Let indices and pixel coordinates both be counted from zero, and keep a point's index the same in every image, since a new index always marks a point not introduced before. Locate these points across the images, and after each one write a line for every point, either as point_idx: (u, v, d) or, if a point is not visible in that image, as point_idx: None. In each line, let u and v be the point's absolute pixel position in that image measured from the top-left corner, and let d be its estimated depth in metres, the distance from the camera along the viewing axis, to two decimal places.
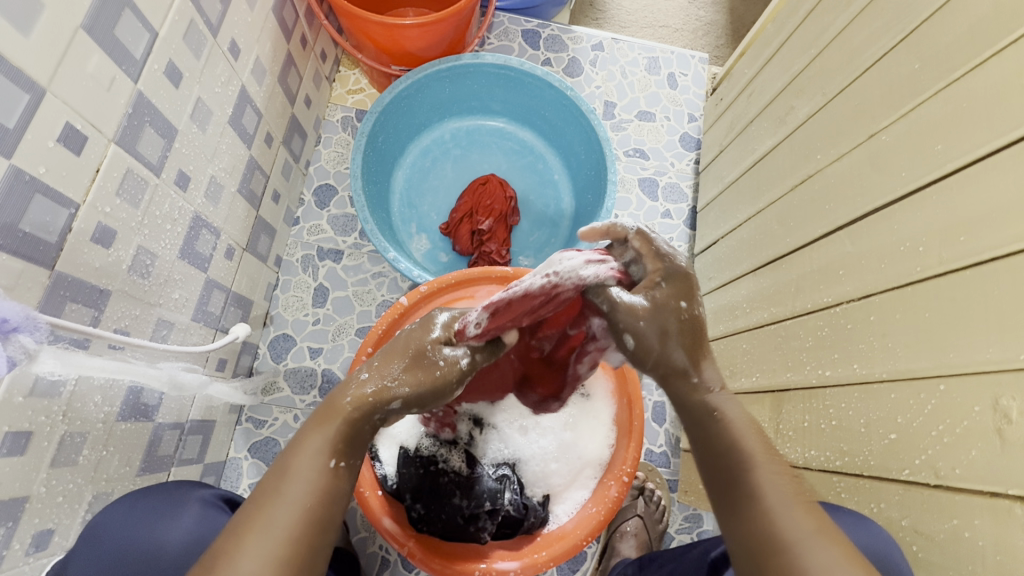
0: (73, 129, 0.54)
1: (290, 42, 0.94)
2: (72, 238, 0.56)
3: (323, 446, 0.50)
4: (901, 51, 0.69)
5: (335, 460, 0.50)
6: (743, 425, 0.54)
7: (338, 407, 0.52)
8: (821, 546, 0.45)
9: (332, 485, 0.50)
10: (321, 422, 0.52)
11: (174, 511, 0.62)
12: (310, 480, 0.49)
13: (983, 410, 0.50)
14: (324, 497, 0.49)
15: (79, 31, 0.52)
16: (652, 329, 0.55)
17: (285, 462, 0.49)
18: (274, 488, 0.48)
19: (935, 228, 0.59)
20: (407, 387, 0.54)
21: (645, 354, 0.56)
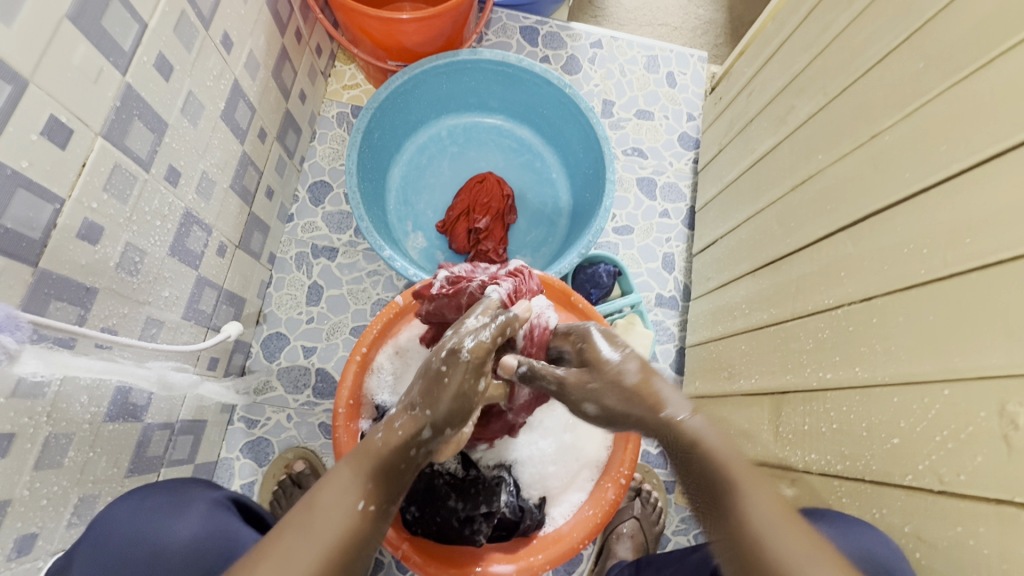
0: (58, 123, 0.52)
1: (285, 36, 0.93)
2: (57, 234, 0.54)
3: (352, 483, 0.49)
4: (905, 51, 0.68)
5: (364, 502, 0.48)
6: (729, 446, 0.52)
7: (369, 445, 0.52)
8: (820, 569, 0.43)
9: (360, 528, 0.47)
10: (355, 459, 0.51)
11: (181, 509, 0.61)
12: (338, 519, 0.47)
13: (989, 416, 0.50)
14: (350, 542, 0.46)
15: (65, 21, 0.51)
16: (597, 392, 0.58)
17: (313, 495, 0.48)
18: (299, 520, 0.46)
19: (939, 231, 0.58)
20: (431, 412, 0.54)
21: (611, 418, 0.57)
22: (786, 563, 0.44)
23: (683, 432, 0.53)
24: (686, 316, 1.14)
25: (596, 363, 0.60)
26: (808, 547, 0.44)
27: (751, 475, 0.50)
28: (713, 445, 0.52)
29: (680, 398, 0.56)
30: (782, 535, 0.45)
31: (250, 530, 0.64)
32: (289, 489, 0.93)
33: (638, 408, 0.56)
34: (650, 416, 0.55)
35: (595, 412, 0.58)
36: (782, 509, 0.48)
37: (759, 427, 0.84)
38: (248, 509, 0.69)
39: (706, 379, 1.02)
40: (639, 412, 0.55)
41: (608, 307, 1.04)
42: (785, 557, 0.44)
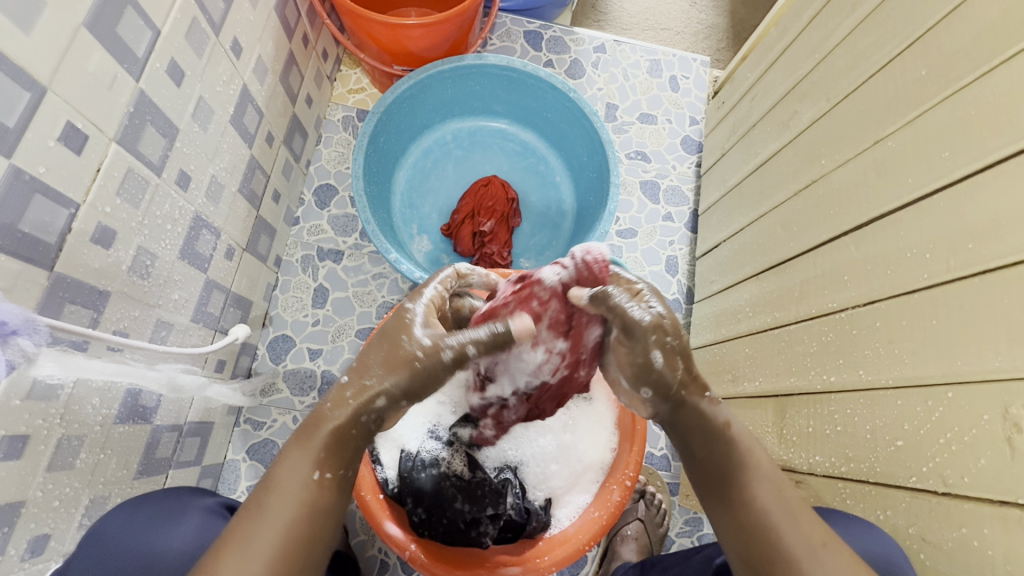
0: (74, 129, 0.53)
1: (292, 41, 0.94)
2: (71, 238, 0.55)
3: (303, 458, 0.50)
4: (908, 58, 0.69)
5: (319, 472, 0.50)
6: (753, 443, 0.56)
7: (319, 417, 0.52)
8: (824, 560, 0.47)
9: (318, 497, 0.49)
10: (299, 439, 0.51)
11: (174, 519, 0.61)
12: (295, 494, 0.48)
13: (992, 419, 0.50)
14: (311, 511, 0.49)
15: (81, 29, 0.52)
16: (648, 365, 0.56)
17: (269, 475, 0.49)
18: (259, 501, 0.48)
19: (942, 235, 0.59)
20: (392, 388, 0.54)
21: (664, 393, 0.57)
22: (794, 551, 0.48)
23: (713, 428, 0.56)
24: (690, 319, 1.15)
25: (641, 338, 0.55)
26: (818, 538, 0.49)
27: (767, 469, 0.54)
28: (736, 440, 0.56)
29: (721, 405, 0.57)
30: (795, 527, 0.50)
31: None
32: None
33: (677, 398, 0.57)
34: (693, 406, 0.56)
35: (652, 392, 0.57)
36: (790, 502, 0.52)
37: (763, 430, 0.85)
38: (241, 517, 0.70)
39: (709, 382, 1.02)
40: (681, 404, 0.57)
41: None
42: (795, 545, 0.48)
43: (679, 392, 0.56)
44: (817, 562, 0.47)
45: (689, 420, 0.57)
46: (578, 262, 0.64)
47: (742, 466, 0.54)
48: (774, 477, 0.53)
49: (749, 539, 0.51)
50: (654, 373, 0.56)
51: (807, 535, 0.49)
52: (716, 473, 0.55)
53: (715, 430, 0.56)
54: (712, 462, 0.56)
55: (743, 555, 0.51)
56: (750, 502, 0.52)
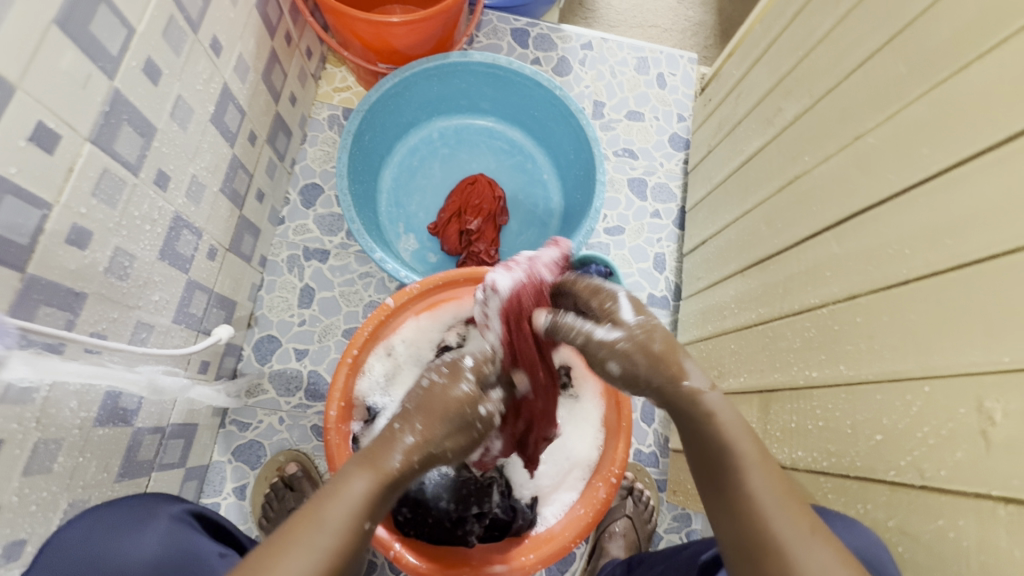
0: (45, 128, 0.52)
1: (274, 39, 0.93)
2: (45, 239, 0.54)
3: (354, 501, 0.46)
4: (888, 54, 0.69)
5: (367, 522, 0.46)
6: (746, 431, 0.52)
7: (381, 454, 0.50)
8: (812, 547, 0.43)
9: (356, 544, 0.45)
10: (368, 469, 0.49)
11: (141, 526, 0.61)
12: (339, 536, 0.44)
13: (968, 412, 0.51)
14: (345, 560, 0.44)
15: (52, 27, 0.51)
16: (622, 351, 0.56)
17: (322, 506, 0.46)
18: (297, 529, 0.44)
19: (921, 230, 0.59)
20: (454, 453, 0.53)
21: (635, 380, 0.55)
22: (783, 539, 0.44)
23: (696, 409, 0.53)
24: (677, 316, 1.15)
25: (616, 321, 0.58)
26: (809, 527, 0.45)
27: (755, 458, 0.50)
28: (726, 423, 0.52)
29: (699, 372, 0.55)
30: (780, 512, 0.46)
31: (210, 544, 0.64)
32: (281, 492, 0.93)
33: (665, 378, 0.54)
34: (674, 384, 0.54)
35: (618, 371, 0.56)
36: (781, 487, 0.48)
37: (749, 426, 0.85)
38: (211, 522, 0.69)
39: None
40: (663, 381, 0.54)
41: None
42: (784, 532, 0.45)
43: (651, 381, 0.54)
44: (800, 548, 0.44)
45: (675, 397, 0.54)
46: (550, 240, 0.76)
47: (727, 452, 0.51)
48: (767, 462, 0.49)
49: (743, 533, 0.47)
50: (631, 361, 0.55)
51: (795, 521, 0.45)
52: (705, 458, 0.52)
53: (699, 410, 0.53)
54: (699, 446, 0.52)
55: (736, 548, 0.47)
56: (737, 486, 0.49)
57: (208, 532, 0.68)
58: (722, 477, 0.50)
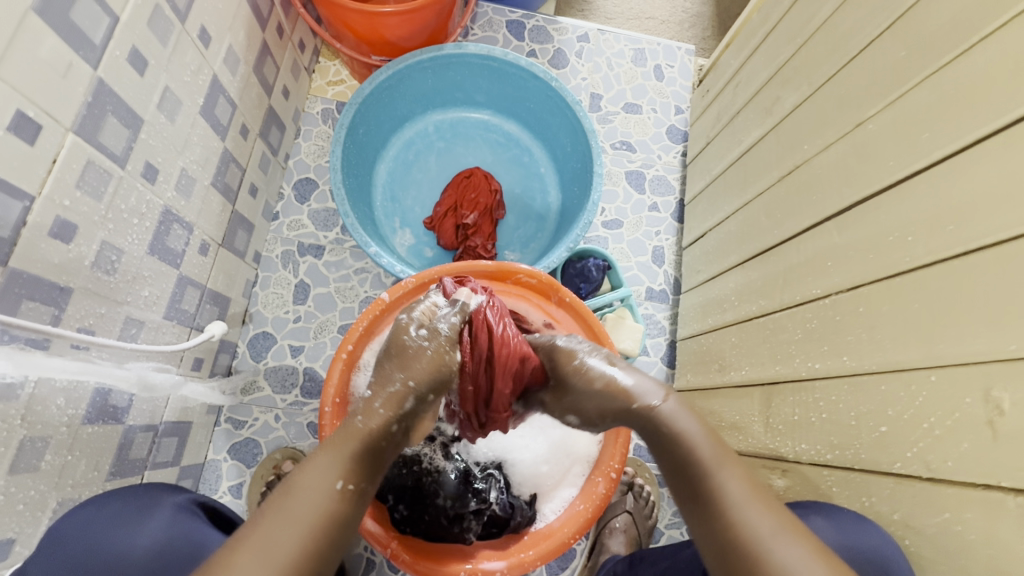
0: (25, 118, 0.51)
1: (265, 31, 0.91)
2: (27, 232, 0.53)
3: (331, 465, 0.49)
4: (888, 39, 0.67)
5: (343, 482, 0.48)
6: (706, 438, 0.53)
7: (350, 427, 0.53)
8: (788, 543, 0.44)
9: (340, 508, 0.47)
10: (335, 438, 0.52)
11: (141, 517, 0.61)
12: (313, 498, 0.46)
13: (974, 401, 0.49)
14: (327, 519, 0.46)
15: (30, 13, 0.49)
16: (575, 400, 0.61)
17: (292, 478, 0.48)
18: (277, 504, 0.46)
19: (925, 217, 0.58)
20: (412, 381, 0.56)
21: (589, 418, 0.61)
22: (757, 536, 0.45)
23: (655, 414, 0.56)
24: (676, 310, 1.14)
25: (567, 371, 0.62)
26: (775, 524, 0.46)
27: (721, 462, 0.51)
28: (685, 425, 0.54)
29: (649, 383, 0.58)
30: (753, 510, 0.47)
31: (216, 532, 0.63)
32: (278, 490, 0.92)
33: (615, 404, 0.57)
34: (621, 406, 0.57)
35: (579, 418, 0.62)
36: (751, 486, 0.49)
37: (750, 419, 0.84)
38: (219, 513, 0.68)
39: (697, 372, 1.01)
40: (621, 403, 0.57)
41: (596, 301, 1.03)
42: (759, 528, 0.45)
43: (602, 417, 0.59)
44: (777, 545, 0.44)
45: (631, 410, 0.57)
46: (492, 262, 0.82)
47: (690, 460, 0.52)
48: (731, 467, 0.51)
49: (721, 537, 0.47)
50: (583, 402, 0.60)
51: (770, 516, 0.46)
52: (671, 463, 0.54)
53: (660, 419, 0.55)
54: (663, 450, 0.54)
55: (714, 553, 0.47)
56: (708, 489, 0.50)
57: (214, 520, 0.67)
58: (691, 479, 0.51)
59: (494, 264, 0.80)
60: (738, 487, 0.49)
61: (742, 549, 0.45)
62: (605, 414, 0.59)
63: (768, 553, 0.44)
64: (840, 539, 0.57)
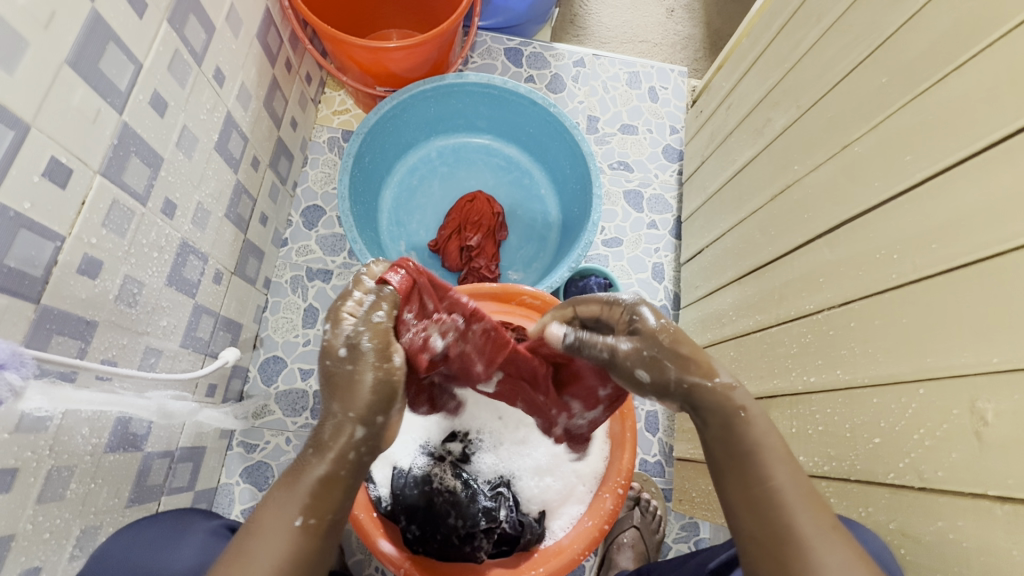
0: (58, 163, 0.54)
1: (275, 67, 0.95)
2: (58, 271, 0.55)
3: (289, 502, 0.46)
4: (870, 66, 0.71)
5: (303, 517, 0.46)
6: (769, 429, 0.50)
7: (303, 462, 0.48)
8: (834, 544, 0.45)
9: (302, 544, 0.46)
10: (287, 475, 0.48)
11: (180, 539, 0.64)
12: (275, 539, 0.45)
13: (961, 413, 0.52)
14: (292, 559, 0.45)
15: (64, 66, 0.53)
16: (652, 357, 0.52)
17: (255, 518, 0.47)
18: (241, 547, 0.45)
19: (910, 236, 0.60)
20: (350, 411, 0.49)
21: (664, 378, 0.52)
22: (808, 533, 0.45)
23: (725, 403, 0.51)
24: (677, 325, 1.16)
25: (648, 328, 0.53)
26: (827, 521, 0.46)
27: (781, 452, 0.49)
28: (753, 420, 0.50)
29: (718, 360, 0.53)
30: (805, 507, 0.46)
31: None
32: None
33: (696, 369, 0.52)
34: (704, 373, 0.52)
35: (651, 374, 0.52)
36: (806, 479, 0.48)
37: None
38: None
39: None
40: (697, 377, 0.52)
41: None
42: (806, 527, 0.45)
43: (680, 381, 0.52)
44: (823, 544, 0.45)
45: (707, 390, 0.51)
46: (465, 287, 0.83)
47: (756, 447, 0.49)
48: (790, 460, 0.49)
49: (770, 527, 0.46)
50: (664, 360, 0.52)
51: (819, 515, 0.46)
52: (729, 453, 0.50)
53: (730, 413, 0.51)
54: (724, 441, 0.50)
55: (757, 539, 0.47)
56: (766, 477, 0.48)
57: None
58: (748, 467, 0.49)
59: (499, 286, 0.83)
60: (795, 482, 0.48)
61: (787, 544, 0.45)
62: (684, 379, 0.52)
63: (814, 555, 0.44)
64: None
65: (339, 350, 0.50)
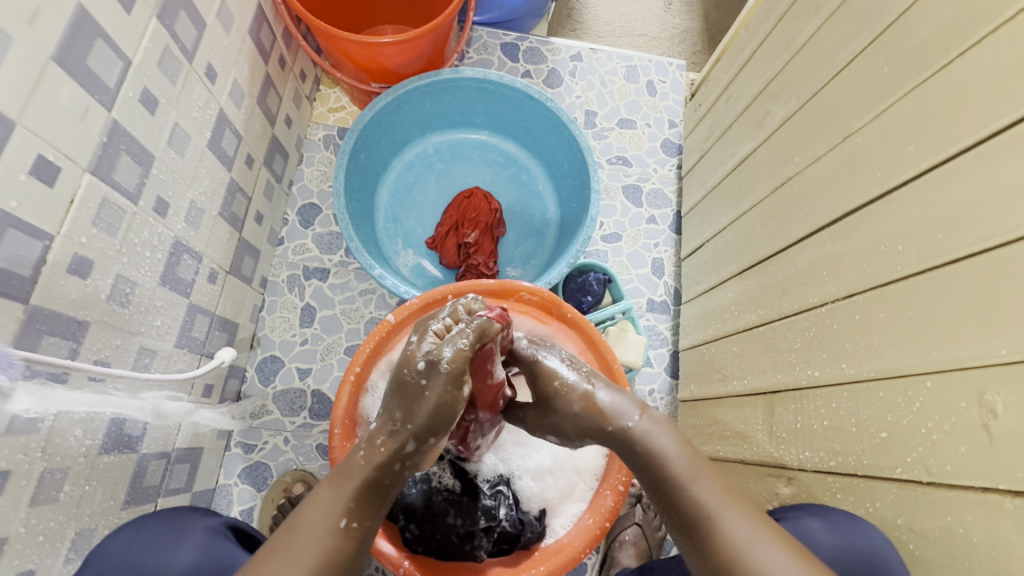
0: (45, 161, 0.53)
1: (268, 64, 0.94)
2: (46, 270, 0.55)
3: (335, 502, 0.53)
4: (870, 55, 0.70)
5: (345, 520, 0.52)
6: (665, 446, 0.56)
7: (350, 465, 0.55)
8: (767, 543, 0.49)
9: (341, 545, 0.51)
10: (336, 478, 0.55)
11: (178, 539, 0.63)
12: (318, 536, 0.51)
13: (969, 405, 0.51)
14: (329, 555, 0.50)
15: (50, 63, 0.52)
16: (556, 420, 0.63)
17: (301, 515, 0.52)
18: (286, 539, 0.51)
19: (913, 226, 0.59)
20: (411, 425, 0.56)
21: (567, 436, 0.63)
22: (737, 540, 0.49)
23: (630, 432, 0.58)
24: (678, 321, 1.15)
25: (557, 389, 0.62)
26: (752, 523, 0.50)
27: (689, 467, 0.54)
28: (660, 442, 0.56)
29: (625, 402, 0.60)
30: (728, 512, 0.51)
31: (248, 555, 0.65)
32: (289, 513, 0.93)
33: (597, 422, 0.59)
34: (598, 426, 0.59)
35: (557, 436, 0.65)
36: (721, 486, 0.53)
37: (754, 428, 0.84)
38: (247, 536, 0.70)
39: (700, 382, 1.02)
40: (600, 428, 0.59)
41: (598, 314, 1.03)
42: (737, 533, 0.50)
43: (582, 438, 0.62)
44: (761, 549, 0.48)
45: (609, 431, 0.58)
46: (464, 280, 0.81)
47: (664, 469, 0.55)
48: (698, 473, 0.54)
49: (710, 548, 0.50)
50: (563, 421, 0.62)
51: (751, 520, 0.50)
52: (649, 475, 0.56)
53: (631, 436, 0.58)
54: (641, 466, 0.56)
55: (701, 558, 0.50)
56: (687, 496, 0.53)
57: (246, 544, 0.69)
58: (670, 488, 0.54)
59: (497, 282, 0.81)
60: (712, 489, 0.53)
61: (728, 552, 0.49)
62: (582, 433, 0.61)
63: (753, 558, 0.48)
64: (835, 540, 0.61)
65: (419, 363, 0.56)
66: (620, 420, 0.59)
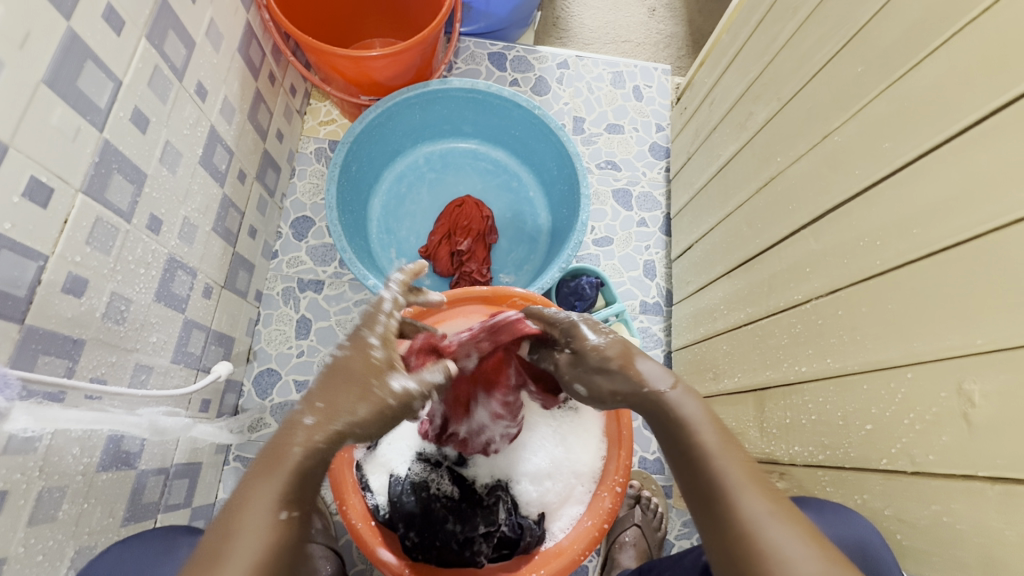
0: (38, 183, 0.54)
1: (258, 79, 0.95)
2: (41, 290, 0.55)
3: (269, 493, 0.44)
4: (846, 55, 0.72)
5: (286, 511, 0.44)
6: (696, 419, 0.52)
7: (280, 450, 0.46)
8: (780, 525, 0.43)
9: (285, 540, 0.43)
10: (264, 468, 0.45)
11: (170, 556, 0.64)
12: (257, 537, 0.42)
13: (949, 395, 0.52)
14: (274, 556, 0.42)
15: (41, 85, 0.53)
16: (589, 376, 0.59)
17: (229, 516, 0.43)
18: (215, 550, 0.42)
19: (891, 222, 0.61)
20: (360, 425, 0.49)
21: (598, 394, 0.58)
22: (752, 519, 0.44)
23: (664, 399, 0.54)
24: (670, 321, 1.16)
25: (591, 346, 0.59)
26: (771, 507, 0.45)
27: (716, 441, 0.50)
28: (691, 413, 0.53)
29: (661, 368, 0.56)
30: (748, 490, 0.46)
31: None
32: None
33: (630, 383, 0.55)
34: (632, 386, 0.55)
35: (585, 389, 0.60)
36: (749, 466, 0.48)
37: (746, 424, 0.85)
38: None
39: (693, 382, 1.03)
40: (630, 390, 0.56)
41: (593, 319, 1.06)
42: (750, 510, 0.45)
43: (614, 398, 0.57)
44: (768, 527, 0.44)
45: (642, 393, 0.55)
46: (457, 290, 0.82)
47: (690, 441, 0.51)
48: (728, 448, 0.49)
49: (720, 522, 0.46)
50: (598, 378, 0.58)
51: (768, 501, 0.45)
52: (675, 447, 0.52)
53: (660, 407, 0.54)
54: (665, 436, 0.53)
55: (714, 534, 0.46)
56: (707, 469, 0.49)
57: None
58: (693, 456, 0.50)
59: (489, 289, 0.83)
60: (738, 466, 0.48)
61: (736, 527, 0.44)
62: (616, 394, 0.57)
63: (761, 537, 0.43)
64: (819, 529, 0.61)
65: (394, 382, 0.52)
66: (654, 383, 0.55)
